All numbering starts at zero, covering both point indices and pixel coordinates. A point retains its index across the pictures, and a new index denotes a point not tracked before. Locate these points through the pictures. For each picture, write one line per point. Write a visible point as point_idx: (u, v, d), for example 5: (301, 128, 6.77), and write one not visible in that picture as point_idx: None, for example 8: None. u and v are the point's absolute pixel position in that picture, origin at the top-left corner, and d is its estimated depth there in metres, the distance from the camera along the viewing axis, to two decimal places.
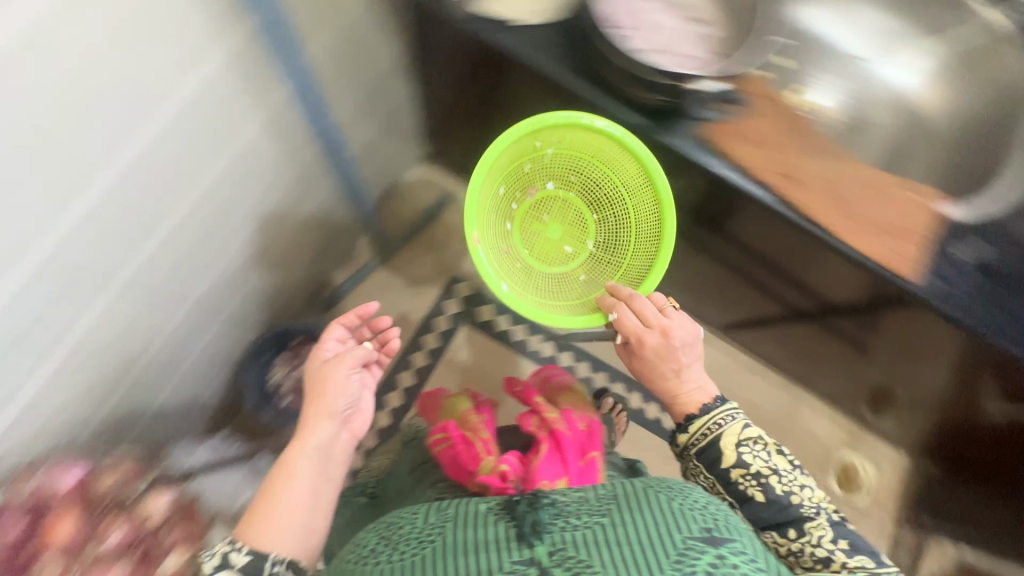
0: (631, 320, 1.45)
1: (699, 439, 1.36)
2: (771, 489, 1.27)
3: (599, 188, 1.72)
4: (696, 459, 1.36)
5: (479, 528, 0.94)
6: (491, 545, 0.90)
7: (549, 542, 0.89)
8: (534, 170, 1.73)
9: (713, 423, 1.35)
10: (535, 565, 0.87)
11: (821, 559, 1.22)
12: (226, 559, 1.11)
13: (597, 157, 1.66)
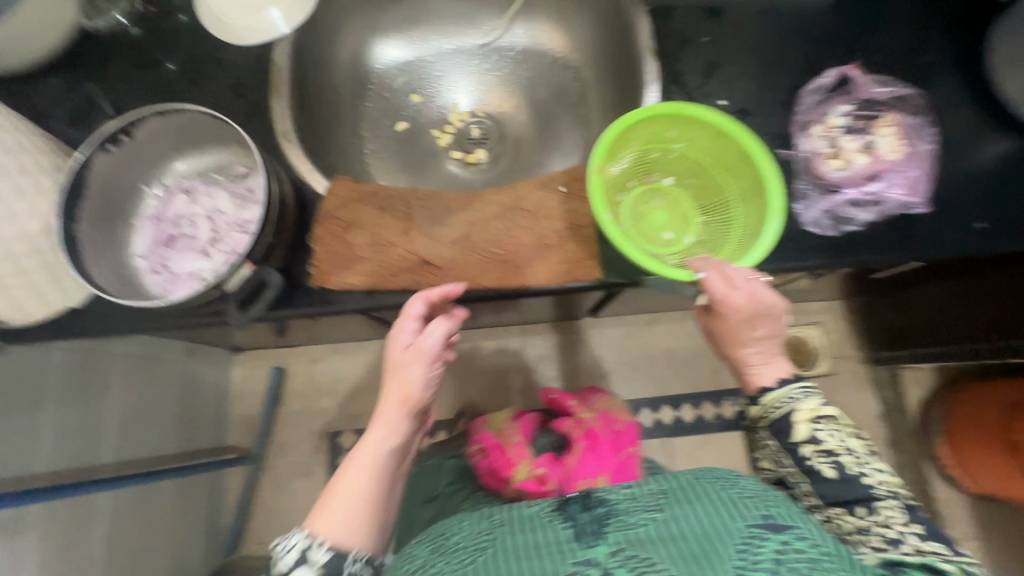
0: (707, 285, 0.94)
1: (770, 413, 0.94)
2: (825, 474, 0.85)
3: (724, 200, 1.11)
4: (771, 437, 0.93)
5: (541, 548, 0.66)
6: (550, 551, 0.65)
7: (632, 559, 0.63)
8: (681, 150, 1.12)
9: (774, 409, 0.93)
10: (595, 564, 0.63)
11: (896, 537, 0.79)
12: (304, 558, 0.79)
13: (729, 167, 1.08)
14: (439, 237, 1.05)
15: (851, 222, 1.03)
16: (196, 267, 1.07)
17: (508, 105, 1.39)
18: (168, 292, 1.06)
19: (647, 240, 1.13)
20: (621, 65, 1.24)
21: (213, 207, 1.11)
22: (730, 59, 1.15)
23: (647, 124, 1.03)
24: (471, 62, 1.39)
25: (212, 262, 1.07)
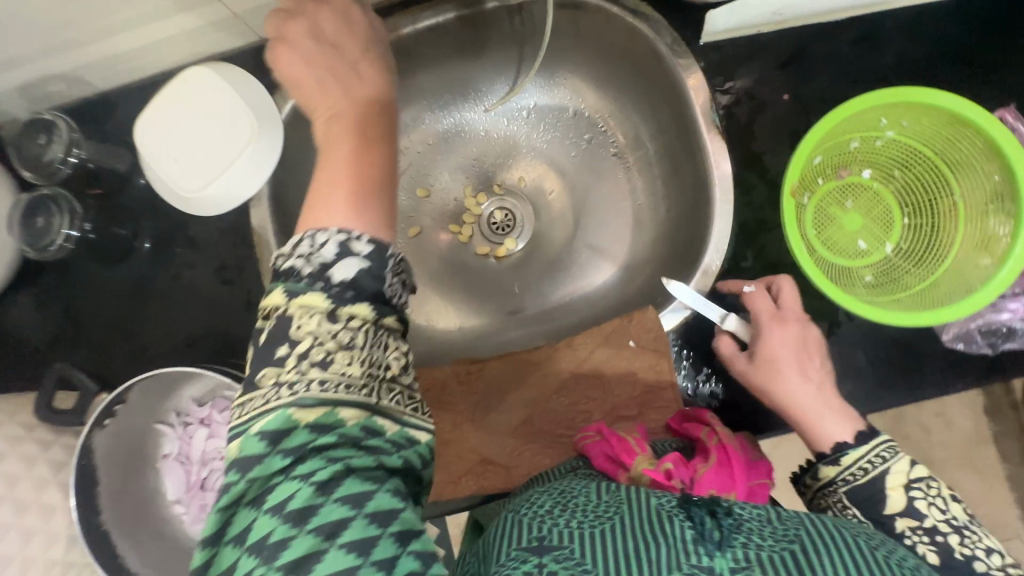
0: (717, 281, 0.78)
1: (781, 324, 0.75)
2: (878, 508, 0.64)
3: (943, 204, 0.74)
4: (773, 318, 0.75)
5: (659, 531, 0.50)
6: (664, 530, 0.50)
7: (733, 552, 0.48)
8: (861, 145, 0.77)
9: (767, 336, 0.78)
10: (717, 572, 0.47)
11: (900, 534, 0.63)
12: (346, 250, 0.51)
13: (960, 164, 0.72)
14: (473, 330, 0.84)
15: (1010, 336, 0.76)
16: (164, 447, 0.83)
17: (533, 175, 1.06)
18: (161, 460, 0.82)
19: (834, 250, 0.77)
20: (670, 134, 0.92)
21: None
22: None
23: (862, 112, 0.70)
24: (479, 131, 1.05)
25: (167, 420, 0.82)
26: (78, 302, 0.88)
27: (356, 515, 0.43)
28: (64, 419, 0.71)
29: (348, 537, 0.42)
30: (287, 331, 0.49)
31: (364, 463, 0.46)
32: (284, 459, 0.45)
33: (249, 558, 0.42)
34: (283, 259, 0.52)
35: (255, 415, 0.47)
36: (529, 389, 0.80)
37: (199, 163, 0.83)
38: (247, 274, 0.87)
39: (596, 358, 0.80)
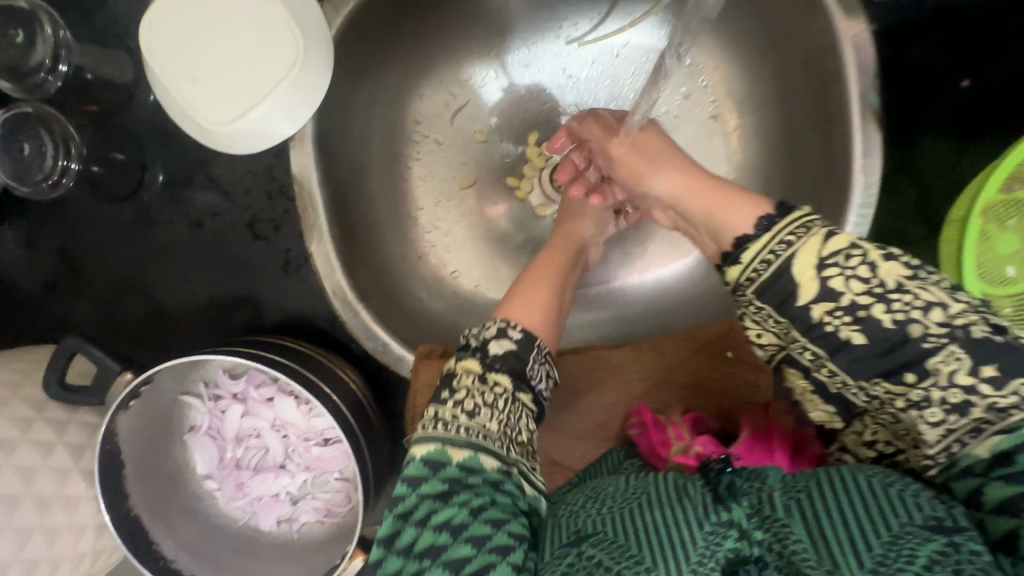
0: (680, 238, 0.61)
1: (755, 277, 0.44)
2: (877, 320, 0.39)
3: None
4: (760, 300, 0.43)
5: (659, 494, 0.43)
6: (665, 494, 0.43)
7: (741, 495, 0.42)
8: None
9: (812, 222, 0.42)
10: (737, 523, 0.40)
11: (951, 417, 0.38)
12: (502, 332, 0.55)
13: None
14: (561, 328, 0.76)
15: None
16: (192, 419, 0.74)
17: None
18: (188, 434, 0.74)
19: (981, 276, 0.66)
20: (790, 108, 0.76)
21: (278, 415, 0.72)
22: (1013, 123, 0.66)
23: None
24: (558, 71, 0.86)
25: (194, 392, 0.73)
26: (75, 246, 0.74)
27: (504, 527, 0.44)
28: (82, 398, 0.61)
29: (497, 543, 0.43)
30: (465, 385, 0.52)
31: (515, 489, 0.48)
32: (451, 478, 0.47)
33: (415, 563, 0.43)
34: (479, 328, 0.56)
35: (431, 442, 0.49)
36: (607, 395, 0.73)
37: (227, 89, 0.66)
38: (283, 234, 0.73)
39: (685, 368, 0.72)
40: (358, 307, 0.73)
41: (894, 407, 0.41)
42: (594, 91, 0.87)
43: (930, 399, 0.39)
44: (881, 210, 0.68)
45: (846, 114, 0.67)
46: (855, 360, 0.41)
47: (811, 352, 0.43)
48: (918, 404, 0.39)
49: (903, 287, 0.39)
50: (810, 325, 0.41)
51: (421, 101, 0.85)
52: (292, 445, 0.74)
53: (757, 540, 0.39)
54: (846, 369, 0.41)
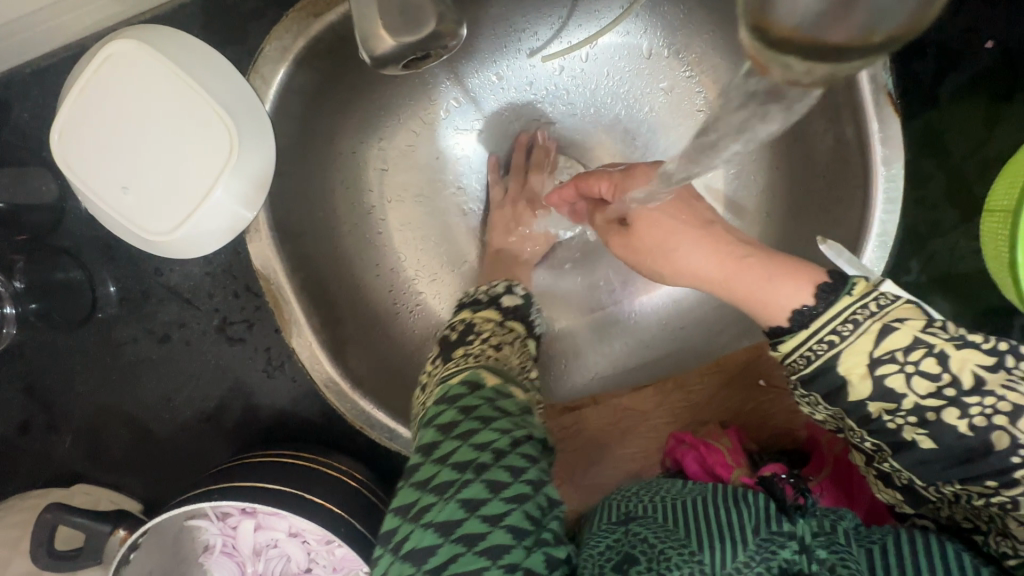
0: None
1: (794, 369, 0.41)
2: (954, 427, 0.36)
3: None
4: (805, 387, 0.41)
5: (731, 501, 0.45)
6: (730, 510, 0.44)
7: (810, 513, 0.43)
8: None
9: (861, 314, 0.39)
10: (798, 537, 0.42)
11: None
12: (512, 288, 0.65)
13: None
14: (586, 376, 0.73)
15: None
16: (204, 538, 0.69)
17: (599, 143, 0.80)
18: (203, 555, 0.69)
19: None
20: None
21: (294, 525, 0.67)
22: None
23: None
24: (524, 89, 0.78)
25: (201, 514, 0.67)
26: (41, 383, 0.68)
27: (529, 471, 0.43)
28: (78, 563, 0.56)
29: (515, 491, 0.41)
30: (486, 328, 0.57)
31: (545, 434, 0.48)
32: (486, 398, 0.47)
33: (450, 472, 0.42)
34: (488, 287, 0.65)
35: (466, 368, 0.50)
36: (636, 439, 0.69)
37: (161, 192, 0.59)
38: (258, 332, 0.67)
39: (713, 403, 0.68)
40: (354, 396, 0.68)
41: (970, 504, 0.38)
42: (565, 101, 0.79)
43: (1018, 503, 0.36)
44: (907, 201, 0.61)
45: (856, 101, 0.59)
46: (923, 463, 0.38)
47: (871, 443, 0.40)
48: (995, 505, 0.37)
49: (983, 388, 0.36)
50: (866, 420, 0.39)
51: (378, 142, 0.75)
52: (314, 549, 0.70)
53: (820, 558, 0.40)
54: (914, 471, 0.39)
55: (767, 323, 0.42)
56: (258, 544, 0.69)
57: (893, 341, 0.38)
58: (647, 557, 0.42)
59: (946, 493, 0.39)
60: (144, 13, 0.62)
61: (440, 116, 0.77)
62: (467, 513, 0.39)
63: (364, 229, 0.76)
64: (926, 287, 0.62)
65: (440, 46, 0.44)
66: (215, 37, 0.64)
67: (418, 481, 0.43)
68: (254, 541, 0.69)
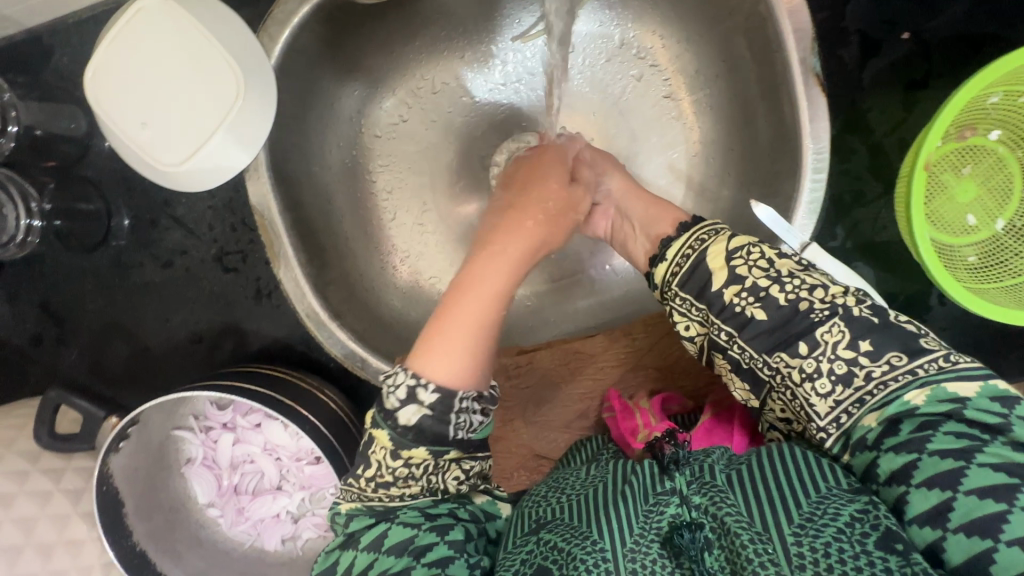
0: (611, 243, 0.70)
1: (677, 269, 0.54)
2: (776, 298, 0.48)
3: None
4: (683, 289, 0.53)
5: (621, 479, 0.48)
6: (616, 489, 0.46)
7: (685, 466, 0.47)
8: (1001, 100, 0.64)
9: (718, 227, 0.54)
10: (678, 491, 0.45)
11: (838, 389, 0.45)
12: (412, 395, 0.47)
13: None
14: (547, 330, 0.81)
15: None
16: (187, 451, 0.76)
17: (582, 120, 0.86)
18: (185, 466, 0.76)
19: (933, 225, 0.67)
20: (738, 76, 0.75)
21: (268, 440, 0.75)
22: (959, 72, 0.66)
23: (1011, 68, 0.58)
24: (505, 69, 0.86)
25: (185, 425, 0.75)
26: (56, 298, 0.76)
27: (433, 548, 0.46)
28: (72, 446, 0.64)
29: (454, 537, 0.47)
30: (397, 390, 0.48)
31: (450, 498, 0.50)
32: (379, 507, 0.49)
33: None
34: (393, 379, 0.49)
35: (354, 504, 0.50)
36: (583, 383, 0.75)
37: (174, 131, 0.68)
38: (251, 262, 0.75)
39: (654, 351, 0.75)
40: (332, 325, 0.74)
41: (792, 381, 0.47)
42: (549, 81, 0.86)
43: (821, 370, 0.46)
44: (834, 172, 0.68)
45: (789, 79, 0.67)
46: (758, 334, 0.48)
47: (726, 332, 0.50)
48: (811, 383, 0.46)
49: (793, 274, 0.49)
50: (722, 308, 0.50)
51: (373, 110, 0.84)
52: (286, 467, 0.76)
53: (696, 504, 0.44)
54: (753, 346, 0.49)
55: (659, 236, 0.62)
56: (234, 458, 0.76)
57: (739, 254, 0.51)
58: (558, 558, 0.42)
59: (778, 375, 0.48)
60: None
61: (432, 88, 0.86)
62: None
63: (355, 185, 0.84)
64: (852, 250, 0.69)
65: None
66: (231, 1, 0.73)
67: None
68: (232, 453, 0.76)
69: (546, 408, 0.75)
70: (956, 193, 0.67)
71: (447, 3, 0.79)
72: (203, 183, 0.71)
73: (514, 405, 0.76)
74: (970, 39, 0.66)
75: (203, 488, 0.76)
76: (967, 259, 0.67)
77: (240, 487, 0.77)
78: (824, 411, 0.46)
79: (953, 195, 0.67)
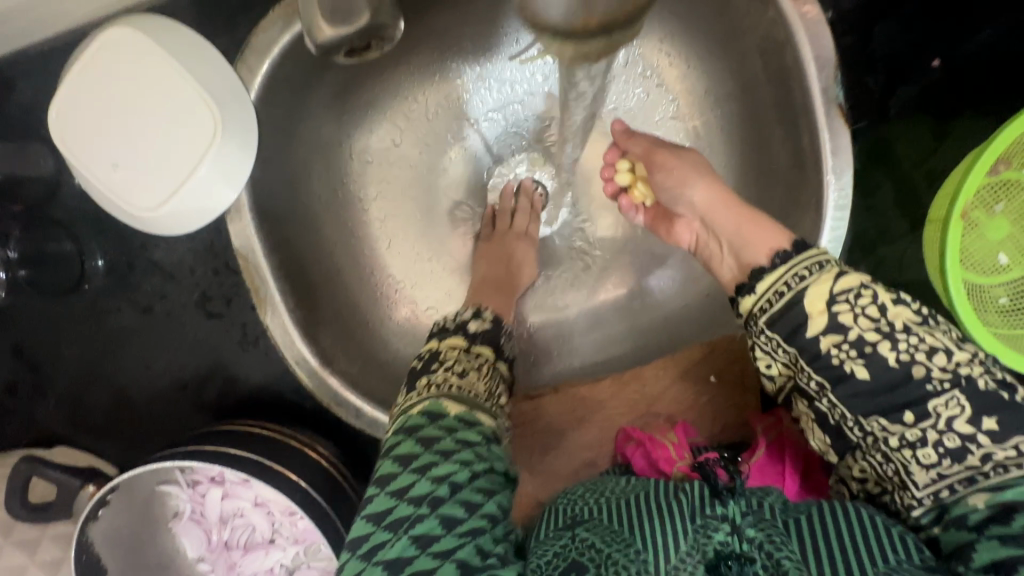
0: (695, 256, 0.64)
1: (767, 306, 0.49)
2: (884, 357, 0.44)
3: None
4: (771, 330, 0.49)
5: (669, 492, 0.46)
6: (661, 505, 0.45)
7: (740, 494, 0.45)
8: None
9: (826, 260, 0.48)
10: (730, 519, 0.43)
11: (945, 462, 0.42)
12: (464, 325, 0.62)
13: None
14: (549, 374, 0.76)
15: None
16: (175, 505, 0.72)
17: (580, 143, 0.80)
18: (173, 521, 0.72)
19: (966, 265, 0.62)
20: (750, 103, 0.70)
21: (261, 496, 0.71)
22: (992, 101, 0.62)
23: None
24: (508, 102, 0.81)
25: (172, 480, 0.69)
26: (29, 347, 0.71)
27: (484, 505, 0.46)
28: (49, 516, 0.61)
29: (470, 527, 0.44)
30: (453, 356, 0.58)
31: (503, 463, 0.51)
32: (447, 429, 0.50)
33: (384, 534, 0.44)
34: (455, 316, 0.64)
35: (424, 399, 0.53)
36: (592, 429, 0.72)
37: (149, 173, 0.63)
38: (237, 307, 0.71)
39: (667, 395, 0.72)
40: (324, 372, 0.70)
41: (887, 446, 0.44)
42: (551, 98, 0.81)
43: (926, 439, 0.42)
44: (856, 209, 0.64)
45: (810, 110, 0.62)
46: (856, 394, 0.45)
47: (816, 383, 0.47)
48: (911, 449, 0.43)
49: (910, 330, 0.44)
50: (816, 356, 0.46)
51: (363, 136, 0.78)
52: (278, 520, 0.72)
53: (749, 536, 0.42)
54: (847, 404, 0.45)
55: (749, 263, 0.54)
56: (224, 513, 0.73)
57: (849, 291, 0.45)
58: (596, 559, 0.42)
59: (874, 437, 0.45)
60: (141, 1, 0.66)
61: (424, 111, 0.80)
62: (419, 551, 0.43)
63: (344, 217, 0.78)
64: None
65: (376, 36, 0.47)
66: (207, 28, 0.68)
67: (354, 541, 0.45)
68: (221, 507, 0.72)
69: (552, 456, 0.73)
70: (989, 230, 0.63)
71: (439, 24, 0.73)
72: (183, 227, 0.67)
73: (520, 453, 0.73)
74: (1006, 67, 0.61)
75: (190, 542, 0.72)
76: (1003, 300, 0.62)
77: (229, 541, 0.73)
78: (918, 482, 0.43)
79: (987, 233, 0.63)
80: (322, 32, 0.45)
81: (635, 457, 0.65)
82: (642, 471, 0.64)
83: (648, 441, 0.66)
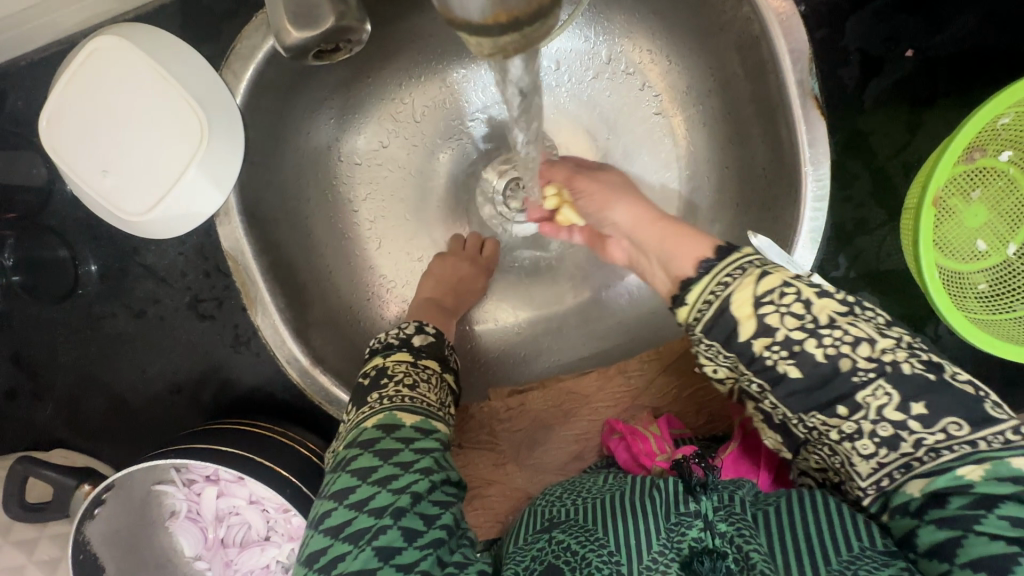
0: (633, 270, 0.66)
1: (700, 316, 0.49)
2: (812, 354, 0.44)
3: None
4: (708, 338, 0.48)
5: (643, 491, 0.48)
6: (638, 502, 0.47)
7: (712, 490, 0.46)
8: (1012, 121, 0.60)
9: (752, 263, 0.48)
10: (703, 514, 0.45)
11: (882, 452, 0.42)
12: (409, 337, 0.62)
13: None
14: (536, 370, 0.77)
15: None
16: (171, 505, 0.73)
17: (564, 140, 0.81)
18: (169, 521, 0.73)
19: (943, 253, 0.63)
20: (729, 97, 0.70)
21: (254, 493, 0.72)
22: (966, 90, 0.63)
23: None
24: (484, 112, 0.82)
25: (167, 479, 0.71)
26: (26, 352, 0.73)
27: (441, 517, 0.48)
28: (46, 516, 0.62)
29: (430, 538, 0.46)
30: (398, 369, 0.58)
31: (458, 475, 0.53)
32: (403, 442, 0.52)
33: (342, 547, 0.45)
34: (395, 330, 0.63)
35: (380, 412, 0.54)
36: (579, 422, 0.73)
37: (137, 179, 0.64)
38: (227, 309, 0.73)
39: (652, 389, 0.73)
40: (315, 371, 0.71)
41: (829, 439, 0.44)
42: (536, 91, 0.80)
43: (862, 431, 0.42)
44: (834, 200, 0.65)
45: (785, 103, 0.63)
46: (792, 394, 0.45)
47: (757, 385, 0.47)
48: (849, 442, 0.43)
49: (834, 323, 0.44)
50: (751, 359, 0.46)
51: (349, 138, 0.79)
52: (273, 517, 0.74)
53: (720, 531, 0.44)
54: (787, 404, 0.45)
55: (678, 276, 0.52)
56: (219, 511, 0.74)
57: (773, 295, 0.45)
58: (568, 559, 0.44)
59: (815, 431, 0.45)
60: (128, 12, 0.68)
61: (411, 112, 0.81)
62: (382, 561, 0.44)
63: (333, 218, 0.80)
64: (855, 281, 0.66)
65: (347, 38, 0.48)
66: (193, 36, 0.69)
67: (309, 556, 0.46)
68: (215, 506, 0.73)
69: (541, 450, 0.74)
70: (967, 218, 0.63)
71: (421, 26, 0.74)
72: (172, 230, 0.68)
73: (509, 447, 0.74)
74: (977, 55, 0.62)
75: (187, 542, 0.73)
76: (981, 287, 0.63)
77: (223, 540, 0.75)
78: (860, 473, 0.43)
79: (965, 220, 0.63)
80: (289, 36, 0.46)
81: (616, 450, 0.66)
82: (623, 463, 0.64)
83: (630, 433, 0.66)
